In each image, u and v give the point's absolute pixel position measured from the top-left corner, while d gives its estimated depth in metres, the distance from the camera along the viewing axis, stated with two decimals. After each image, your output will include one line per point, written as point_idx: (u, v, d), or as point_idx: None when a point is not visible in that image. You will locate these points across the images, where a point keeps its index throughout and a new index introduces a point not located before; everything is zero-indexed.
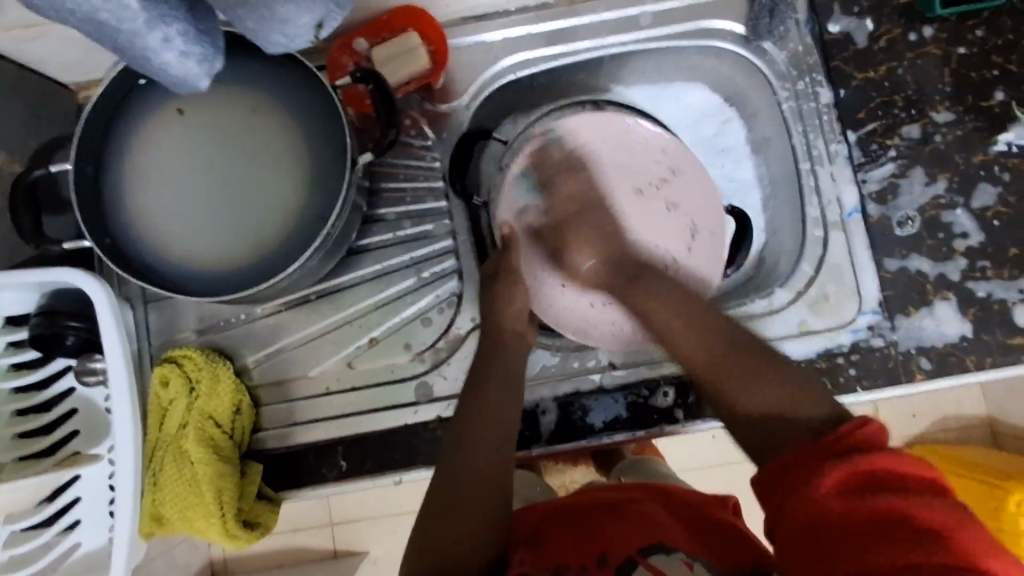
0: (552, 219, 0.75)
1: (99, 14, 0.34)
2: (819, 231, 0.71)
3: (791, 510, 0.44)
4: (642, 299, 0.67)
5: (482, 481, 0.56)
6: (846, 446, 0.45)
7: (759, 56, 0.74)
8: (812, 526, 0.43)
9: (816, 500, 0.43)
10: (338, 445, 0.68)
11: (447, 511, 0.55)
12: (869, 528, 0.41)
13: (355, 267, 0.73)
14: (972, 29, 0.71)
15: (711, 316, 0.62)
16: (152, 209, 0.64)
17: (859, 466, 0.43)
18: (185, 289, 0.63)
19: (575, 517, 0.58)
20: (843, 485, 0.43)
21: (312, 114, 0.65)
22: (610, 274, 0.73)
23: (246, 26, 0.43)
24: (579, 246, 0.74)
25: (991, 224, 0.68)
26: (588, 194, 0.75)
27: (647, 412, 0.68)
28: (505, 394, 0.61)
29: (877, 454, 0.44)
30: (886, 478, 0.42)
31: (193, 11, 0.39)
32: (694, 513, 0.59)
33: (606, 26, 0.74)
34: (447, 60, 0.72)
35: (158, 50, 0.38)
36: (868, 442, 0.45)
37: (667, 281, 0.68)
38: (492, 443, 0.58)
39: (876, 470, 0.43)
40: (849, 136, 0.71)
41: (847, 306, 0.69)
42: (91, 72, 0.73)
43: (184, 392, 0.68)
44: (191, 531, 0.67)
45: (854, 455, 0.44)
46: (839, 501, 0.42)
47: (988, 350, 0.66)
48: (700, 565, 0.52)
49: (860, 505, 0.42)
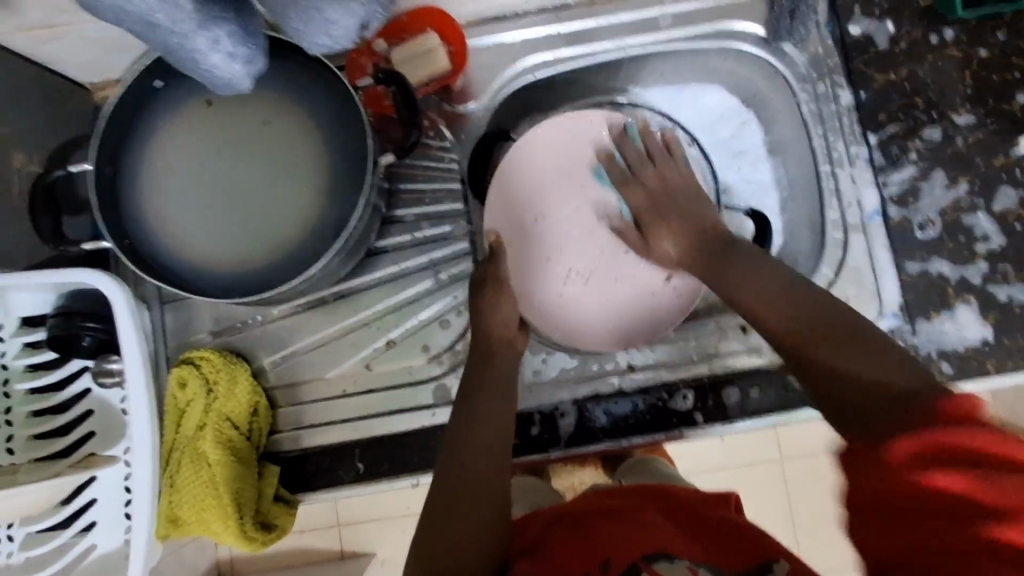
0: (643, 189, 0.69)
1: (155, 14, 0.35)
2: (839, 233, 0.71)
3: (856, 480, 0.40)
4: (734, 275, 0.60)
5: (482, 487, 0.56)
6: (936, 416, 0.39)
7: (779, 58, 0.73)
8: (876, 500, 0.38)
9: (879, 471, 0.39)
10: (354, 448, 0.68)
11: (453, 515, 0.55)
12: (928, 507, 0.36)
13: (372, 268, 0.73)
14: (993, 31, 0.71)
15: (813, 297, 0.54)
16: (170, 215, 0.64)
17: (933, 442, 0.38)
18: (210, 292, 0.63)
19: (576, 524, 0.57)
20: (910, 458, 0.38)
21: (330, 115, 0.64)
22: (697, 259, 0.64)
23: (293, 26, 0.46)
24: (660, 230, 0.67)
25: (1012, 228, 0.68)
26: (680, 188, 0.68)
27: (665, 416, 0.68)
28: (500, 400, 0.61)
29: (962, 429, 0.37)
30: (967, 455, 0.36)
31: (239, 13, 0.40)
32: (692, 515, 0.58)
33: (625, 27, 0.74)
34: (466, 61, 0.72)
35: (206, 50, 0.39)
36: (958, 416, 0.38)
37: (767, 268, 0.59)
38: (493, 447, 0.59)
39: (955, 446, 0.37)
40: (870, 138, 0.71)
41: (867, 309, 0.69)
42: (108, 72, 0.72)
43: (201, 393, 0.67)
44: (207, 534, 0.67)
45: (935, 429, 0.38)
46: (896, 472, 0.38)
47: (1010, 354, 0.66)
48: (704, 570, 0.51)
49: (923, 482, 0.37)
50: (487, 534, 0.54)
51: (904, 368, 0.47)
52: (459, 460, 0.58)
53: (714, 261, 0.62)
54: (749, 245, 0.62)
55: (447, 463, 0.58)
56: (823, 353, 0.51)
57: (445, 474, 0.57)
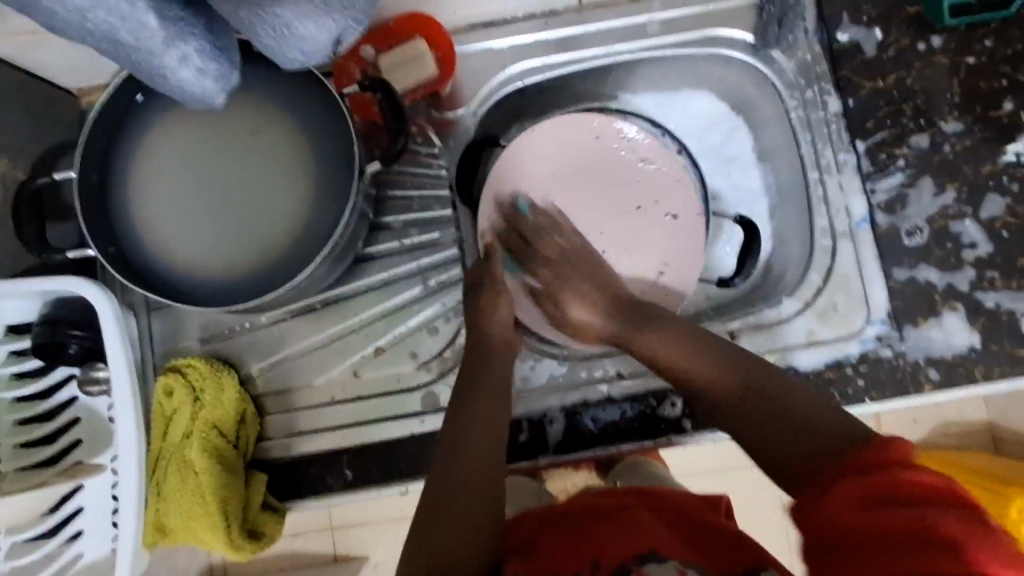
0: (552, 258, 0.70)
1: (118, 33, 0.37)
2: (827, 240, 0.71)
3: (805, 524, 0.44)
4: (649, 342, 0.63)
5: (473, 493, 0.55)
6: (865, 458, 0.44)
7: (768, 64, 0.73)
8: (822, 539, 0.42)
9: (825, 511, 0.43)
10: (342, 455, 0.67)
11: (437, 527, 0.53)
12: (883, 545, 0.39)
13: (361, 275, 0.73)
14: (980, 39, 0.71)
15: (716, 350, 0.59)
16: (157, 225, 0.64)
17: (872, 481, 0.42)
18: (200, 301, 0.63)
19: (566, 525, 0.57)
20: (855, 499, 0.42)
21: (317, 122, 0.64)
22: (623, 329, 0.65)
23: (265, 44, 0.45)
24: (574, 296, 0.68)
25: (1000, 235, 0.68)
26: (583, 249, 0.70)
27: (654, 422, 0.68)
28: (494, 405, 0.61)
29: (891, 469, 0.42)
30: (909, 492, 0.40)
31: (211, 27, 0.42)
32: (683, 519, 0.58)
33: (614, 34, 0.74)
34: (454, 66, 0.72)
35: (176, 67, 0.41)
36: (885, 456, 0.43)
37: (676, 331, 0.62)
38: (485, 451, 0.58)
39: (894, 484, 0.41)
40: (858, 145, 0.71)
41: (856, 316, 0.69)
42: (96, 78, 0.72)
43: (188, 401, 0.67)
44: (196, 542, 0.67)
45: (871, 470, 0.42)
46: (847, 513, 0.41)
47: (998, 361, 0.66)
48: (693, 570, 0.51)
49: (871, 519, 0.40)
50: (479, 536, 0.53)
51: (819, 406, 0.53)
52: (453, 469, 0.56)
53: (631, 325, 0.65)
54: (663, 309, 0.66)
55: (441, 470, 0.57)
56: (751, 416, 0.55)
57: (437, 482, 0.56)
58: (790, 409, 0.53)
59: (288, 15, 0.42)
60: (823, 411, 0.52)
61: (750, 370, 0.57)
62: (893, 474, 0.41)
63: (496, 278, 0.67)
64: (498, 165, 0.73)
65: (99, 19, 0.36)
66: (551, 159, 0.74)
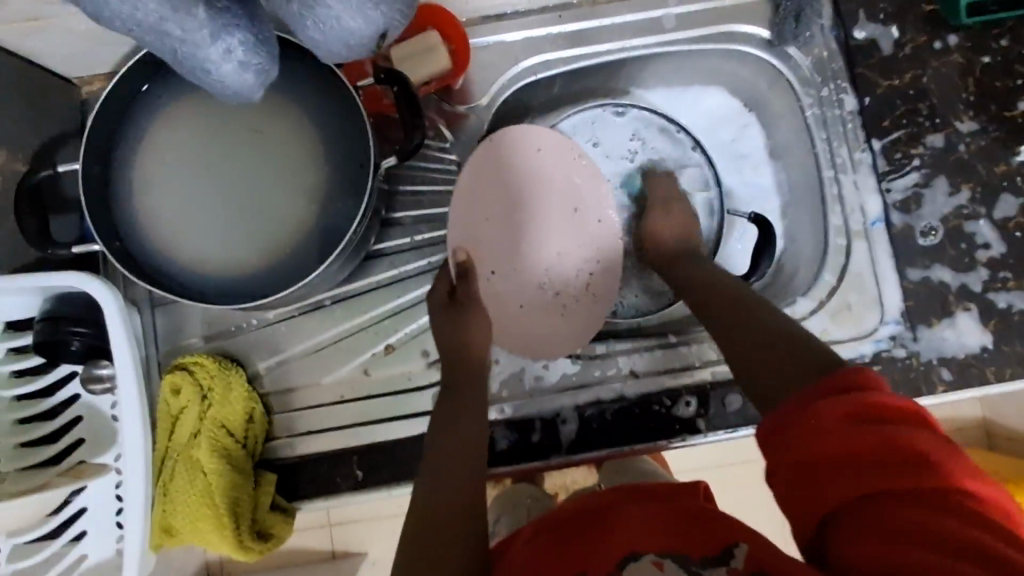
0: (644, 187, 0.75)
1: (164, 24, 0.37)
2: (842, 240, 0.70)
3: (775, 456, 0.42)
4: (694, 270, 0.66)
5: (462, 495, 0.52)
6: (835, 382, 0.42)
7: (783, 61, 0.73)
8: (795, 473, 0.40)
9: (795, 441, 0.41)
10: (353, 455, 0.66)
11: (425, 528, 0.50)
12: (852, 467, 0.38)
13: (371, 272, 0.71)
14: (995, 38, 0.71)
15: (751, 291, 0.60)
16: (167, 223, 0.62)
17: (844, 404, 0.40)
18: (212, 300, 0.61)
19: (562, 532, 0.54)
20: (827, 424, 0.40)
21: (330, 115, 0.62)
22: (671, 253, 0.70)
23: (310, 35, 0.45)
24: (664, 221, 0.71)
25: (1013, 235, 0.68)
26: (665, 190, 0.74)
27: (668, 422, 0.67)
28: (478, 413, 0.59)
29: (861, 392, 0.40)
30: (878, 413, 0.39)
31: (253, 19, 0.41)
32: (664, 502, 0.53)
33: (629, 28, 0.73)
34: (467, 59, 0.71)
35: (220, 61, 0.41)
36: (854, 381, 0.41)
37: (716, 271, 0.65)
38: (459, 453, 0.55)
39: (863, 406, 0.39)
40: (874, 144, 0.70)
41: (869, 316, 0.68)
42: (96, 67, 0.70)
43: (196, 400, 0.66)
44: (201, 544, 0.65)
45: (843, 393, 0.41)
46: (818, 439, 0.40)
47: (1009, 361, 0.66)
48: (671, 562, 0.46)
49: (844, 444, 0.38)
50: (464, 531, 0.50)
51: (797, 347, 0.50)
52: (442, 476, 0.54)
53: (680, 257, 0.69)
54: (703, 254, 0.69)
55: (427, 476, 0.54)
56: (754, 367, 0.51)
57: (426, 487, 0.53)
58: (782, 342, 0.51)
59: (337, 8, 0.43)
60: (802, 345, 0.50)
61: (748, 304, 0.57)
62: (865, 399, 0.40)
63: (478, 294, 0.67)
64: (459, 185, 0.70)
65: (148, 10, 0.36)
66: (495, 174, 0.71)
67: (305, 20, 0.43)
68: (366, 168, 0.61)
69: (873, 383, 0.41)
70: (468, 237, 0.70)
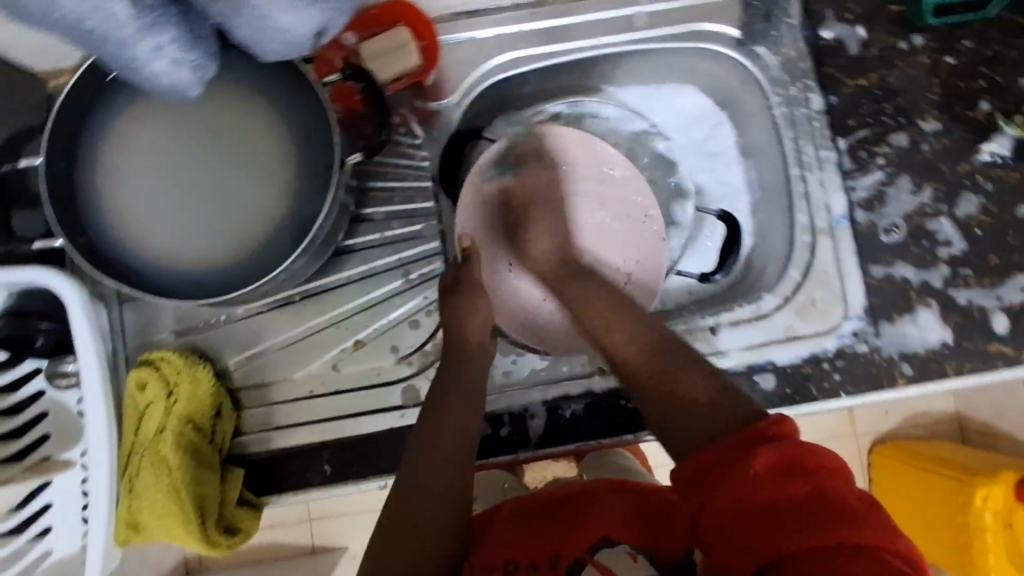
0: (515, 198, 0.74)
1: (87, 22, 0.37)
2: (808, 237, 0.71)
3: (711, 502, 0.44)
4: (583, 290, 0.67)
5: (446, 485, 0.55)
6: (763, 432, 0.45)
7: (752, 60, 0.73)
8: (729, 519, 0.42)
9: (732, 486, 0.43)
10: (322, 449, 0.67)
11: (408, 518, 0.53)
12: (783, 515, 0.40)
13: (341, 267, 0.71)
14: (960, 39, 0.72)
15: (629, 309, 0.63)
16: (132, 218, 0.61)
17: (774, 455, 0.43)
18: (181, 295, 0.61)
19: (542, 508, 0.58)
20: (758, 472, 0.42)
21: (296, 108, 0.62)
22: (557, 275, 0.70)
23: (242, 33, 0.45)
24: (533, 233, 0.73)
25: (974, 234, 0.69)
26: (529, 189, 0.74)
27: (635, 417, 0.68)
28: (464, 404, 0.60)
29: (786, 444, 0.43)
30: (804, 463, 0.42)
31: (184, 16, 0.42)
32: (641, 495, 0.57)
33: (600, 26, 0.73)
34: (439, 56, 0.70)
35: (150, 58, 0.41)
36: (778, 432, 0.45)
37: (596, 283, 0.67)
38: (449, 450, 0.57)
39: (790, 458, 0.42)
40: (840, 143, 0.71)
41: (833, 312, 0.69)
42: (63, 60, 0.69)
43: (162, 396, 0.65)
44: (168, 539, 0.65)
45: (772, 444, 0.44)
46: (750, 486, 0.42)
47: (968, 356, 0.67)
48: (644, 557, 0.50)
49: (773, 491, 0.41)
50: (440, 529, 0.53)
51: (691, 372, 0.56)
52: (424, 464, 0.56)
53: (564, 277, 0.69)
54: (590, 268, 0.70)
55: (412, 460, 0.57)
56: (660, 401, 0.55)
57: (407, 473, 0.56)
58: (671, 383, 0.55)
59: (264, 7, 0.43)
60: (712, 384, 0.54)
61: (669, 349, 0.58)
62: (790, 450, 0.43)
63: (476, 279, 0.66)
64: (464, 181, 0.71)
65: (68, 9, 0.36)
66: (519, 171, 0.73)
67: (233, 18, 0.43)
68: (331, 168, 0.61)
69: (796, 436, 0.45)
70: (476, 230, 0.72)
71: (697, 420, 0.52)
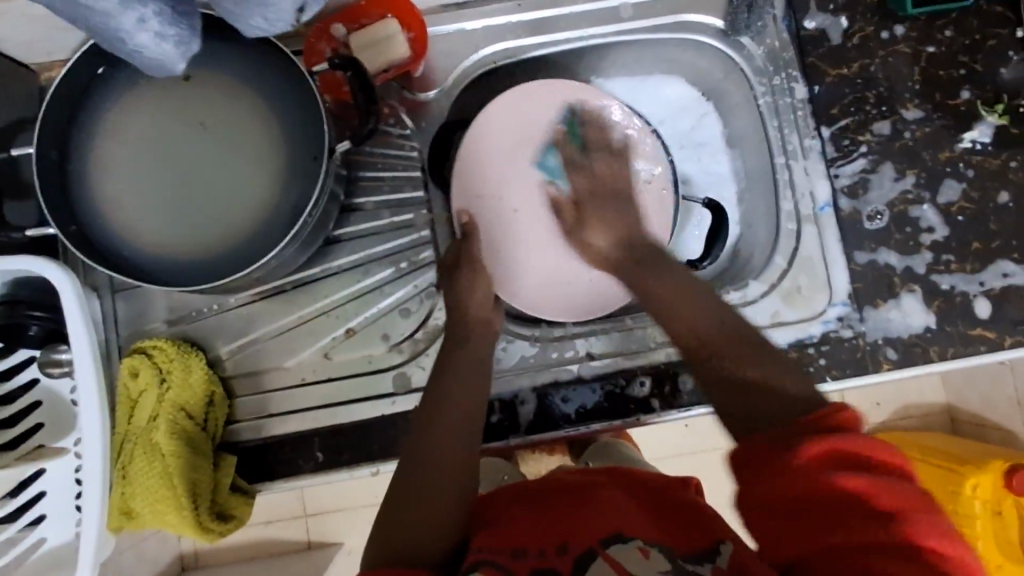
0: (587, 178, 0.68)
1: None
2: (792, 224, 0.72)
3: (755, 486, 0.43)
4: (656, 285, 0.60)
5: (445, 474, 0.56)
6: (818, 424, 0.44)
7: (737, 50, 0.74)
8: (773, 505, 0.42)
9: (783, 479, 0.42)
10: (313, 437, 0.67)
11: (404, 504, 0.55)
12: (830, 510, 0.40)
13: (332, 257, 0.72)
14: (940, 29, 0.73)
15: (680, 274, 0.60)
16: (124, 208, 0.62)
17: (828, 450, 0.42)
18: (172, 283, 0.62)
19: (539, 501, 0.57)
20: (808, 467, 0.41)
21: (285, 97, 0.63)
22: (624, 263, 0.64)
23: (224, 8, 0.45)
24: (597, 219, 0.66)
25: (956, 219, 0.70)
26: (607, 187, 0.67)
27: (623, 402, 0.69)
28: (467, 397, 0.60)
29: (842, 439, 0.42)
30: (857, 461, 0.41)
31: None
32: (651, 493, 0.58)
33: (586, 17, 0.74)
34: (426, 47, 0.71)
35: (133, 30, 0.41)
36: (835, 425, 0.43)
37: (680, 275, 0.60)
38: (447, 442, 0.58)
39: (843, 454, 0.41)
40: (823, 131, 0.72)
41: (818, 298, 0.70)
42: (54, 53, 0.70)
43: (155, 383, 0.66)
44: (162, 526, 0.66)
45: (827, 437, 0.42)
46: (802, 482, 0.41)
47: (951, 340, 0.68)
48: (656, 552, 0.50)
49: (823, 487, 0.41)
50: (439, 525, 0.54)
51: (712, 303, 0.57)
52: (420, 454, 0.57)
53: (633, 266, 0.63)
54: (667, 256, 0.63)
55: (408, 452, 0.58)
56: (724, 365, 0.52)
57: (404, 463, 0.58)
58: (737, 338, 0.53)
59: None
60: (786, 373, 0.50)
61: (743, 332, 0.54)
62: (843, 448, 0.42)
63: (474, 257, 0.68)
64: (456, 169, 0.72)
65: None
66: (511, 130, 0.73)
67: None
68: (319, 159, 0.62)
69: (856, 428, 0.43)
70: (474, 198, 0.72)
71: (772, 399, 0.48)
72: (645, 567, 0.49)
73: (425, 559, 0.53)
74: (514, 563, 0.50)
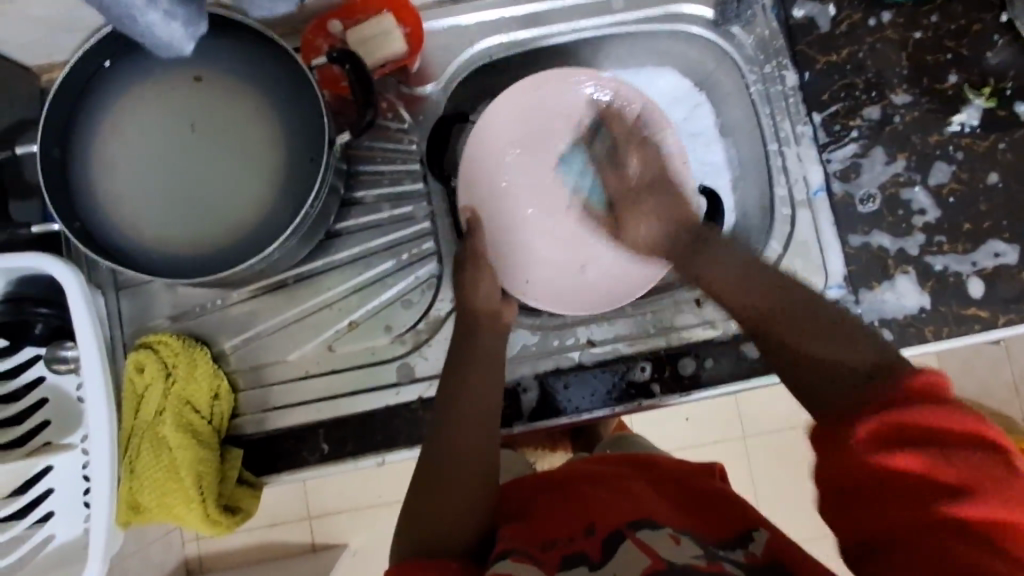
0: (634, 186, 0.70)
1: None
2: (787, 210, 0.73)
3: (823, 463, 0.43)
4: (709, 267, 0.60)
5: (466, 459, 0.58)
6: (886, 395, 0.42)
7: (728, 40, 0.76)
8: (835, 486, 0.42)
9: (846, 454, 0.42)
10: (318, 429, 0.68)
11: (429, 487, 0.57)
12: (892, 488, 0.40)
13: (334, 251, 0.73)
14: (926, 15, 0.74)
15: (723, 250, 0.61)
16: (127, 205, 0.63)
17: (883, 423, 0.41)
18: (170, 275, 0.62)
19: (565, 491, 0.58)
20: (867, 440, 0.41)
21: (283, 92, 0.64)
22: (676, 247, 0.65)
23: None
24: (636, 216, 0.69)
25: (946, 201, 0.71)
26: (654, 174, 0.69)
27: (625, 388, 0.70)
28: (488, 375, 0.62)
29: (902, 411, 0.41)
30: (927, 434, 0.40)
31: None
32: (678, 484, 0.59)
33: (579, 10, 0.75)
34: (422, 42, 0.72)
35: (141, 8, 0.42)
36: (900, 395, 0.42)
37: (728, 245, 0.62)
38: (471, 428, 0.59)
39: (905, 428, 0.40)
40: (814, 117, 0.74)
41: (815, 281, 0.71)
42: (53, 55, 0.71)
43: (160, 377, 0.67)
44: (170, 518, 0.66)
45: (888, 410, 0.41)
46: (860, 458, 0.41)
47: (945, 320, 0.69)
48: (687, 538, 0.50)
49: (886, 463, 0.40)
50: (466, 512, 0.55)
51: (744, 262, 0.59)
52: (444, 441, 0.59)
53: (690, 252, 0.63)
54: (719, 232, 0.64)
55: (432, 438, 0.59)
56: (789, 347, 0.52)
57: (430, 448, 0.59)
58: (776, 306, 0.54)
59: None
60: (838, 341, 0.49)
61: (805, 305, 0.53)
62: (902, 418, 0.41)
63: (476, 254, 0.69)
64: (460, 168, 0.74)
65: None
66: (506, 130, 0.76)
67: None
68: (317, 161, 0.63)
69: (935, 395, 0.41)
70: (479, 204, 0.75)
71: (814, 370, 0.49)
72: (677, 552, 0.48)
73: (450, 552, 0.53)
74: (543, 555, 0.51)
